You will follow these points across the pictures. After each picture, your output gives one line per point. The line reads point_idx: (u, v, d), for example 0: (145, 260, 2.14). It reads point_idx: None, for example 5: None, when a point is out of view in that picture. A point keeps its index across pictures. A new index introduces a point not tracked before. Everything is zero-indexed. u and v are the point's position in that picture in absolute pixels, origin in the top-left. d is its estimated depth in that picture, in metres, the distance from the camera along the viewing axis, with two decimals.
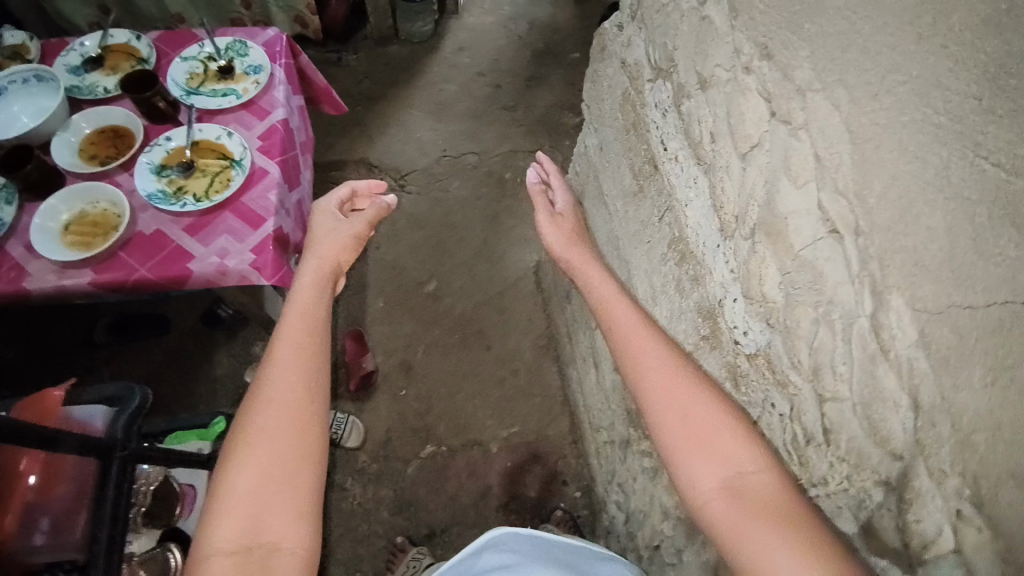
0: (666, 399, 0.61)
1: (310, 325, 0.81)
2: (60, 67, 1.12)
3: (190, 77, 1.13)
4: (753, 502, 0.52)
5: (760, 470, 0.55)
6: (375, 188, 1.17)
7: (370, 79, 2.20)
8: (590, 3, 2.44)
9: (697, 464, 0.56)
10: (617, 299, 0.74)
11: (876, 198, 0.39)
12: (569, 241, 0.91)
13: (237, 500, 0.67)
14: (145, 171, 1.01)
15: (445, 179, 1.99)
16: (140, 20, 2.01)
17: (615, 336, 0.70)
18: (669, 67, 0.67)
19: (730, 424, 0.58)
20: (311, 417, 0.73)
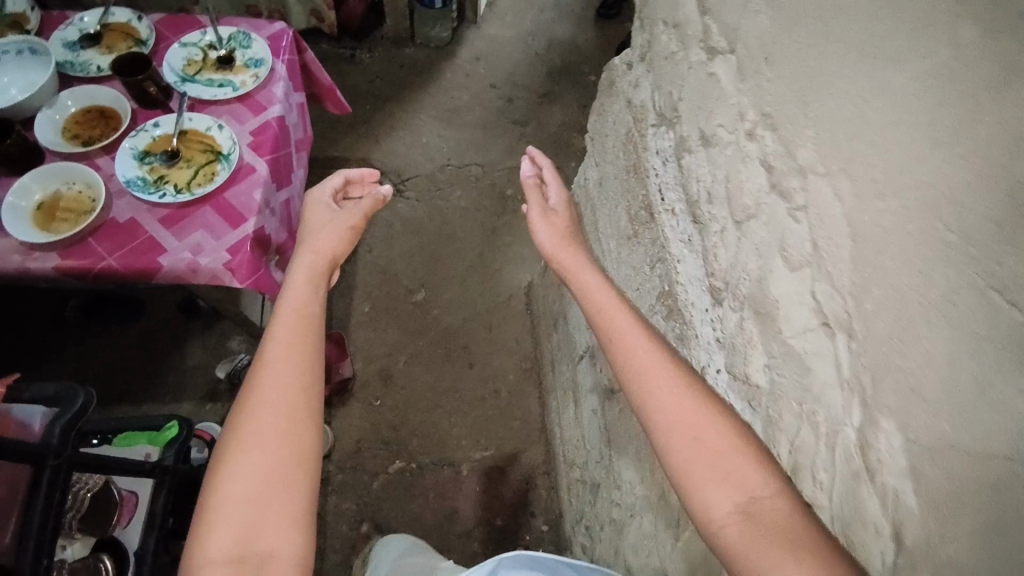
0: (663, 411, 0.53)
1: (302, 317, 0.77)
2: (55, 42, 1.09)
3: (188, 64, 1.10)
4: (768, 534, 0.44)
5: (774, 494, 0.46)
6: (370, 179, 1.13)
7: (382, 80, 2.18)
8: (611, 27, 2.43)
9: (707, 490, 0.48)
10: (609, 301, 0.65)
11: (873, 305, 0.37)
12: (561, 240, 0.84)
13: (230, 508, 0.63)
14: (127, 156, 0.97)
15: (446, 188, 1.95)
16: None
17: (607, 336, 0.62)
18: (673, 115, 0.64)
19: (736, 438, 0.49)
20: (306, 417, 0.69)
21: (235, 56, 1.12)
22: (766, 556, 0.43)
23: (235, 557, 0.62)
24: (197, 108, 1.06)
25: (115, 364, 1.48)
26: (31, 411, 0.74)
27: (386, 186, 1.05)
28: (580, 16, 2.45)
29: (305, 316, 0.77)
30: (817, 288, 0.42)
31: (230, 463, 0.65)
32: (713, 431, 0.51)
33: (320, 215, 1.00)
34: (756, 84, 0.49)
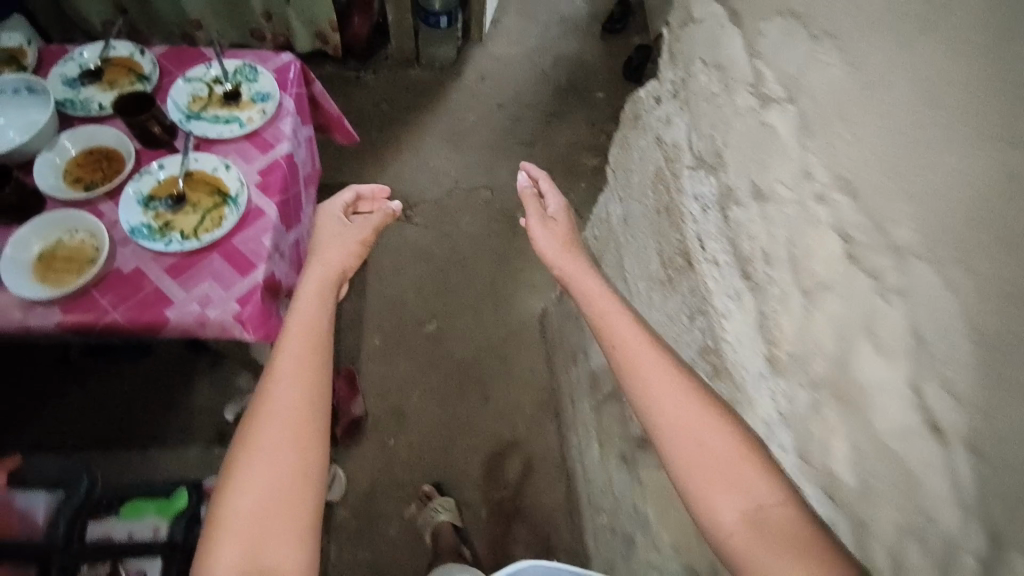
0: (675, 421, 0.57)
1: (313, 330, 0.78)
2: (54, 79, 1.05)
3: (192, 100, 1.06)
4: (778, 539, 0.49)
5: (780, 502, 0.51)
6: (377, 194, 1.12)
7: (388, 102, 2.14)
8: (617, 43, 2.40)
9: (715, 495, 0.53)
10: (616, 310, 0.70)
11: (1009, 426, 0.34)
12: (559, 245, 0.90)
13: (238, 523, 0.63)
14: (131, 202, 0.93)
15: (455, 213, 1.91)
16: (156, 22, 1.94)
17: (614, 346, 0.65)
18: (715, 162, 0.60)
19: (744, 449, 0.55)
20: (314, 432, 0.69)
21: (241, 91, 1.08)
22: (769, 555, 0.48)
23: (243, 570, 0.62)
24: (204, 149, 1.02)
25: (122, 405, 1.44)
26: (35, 499, 0.91)
27: (395, 203, 1.05)
28: (586, 33, 2.42)
29: (314, 329, 0.77)
30: (929, 389, 0.39)
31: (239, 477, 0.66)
32: (720, 442, 0.56)
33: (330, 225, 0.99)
34: (831, 141, 0.47)
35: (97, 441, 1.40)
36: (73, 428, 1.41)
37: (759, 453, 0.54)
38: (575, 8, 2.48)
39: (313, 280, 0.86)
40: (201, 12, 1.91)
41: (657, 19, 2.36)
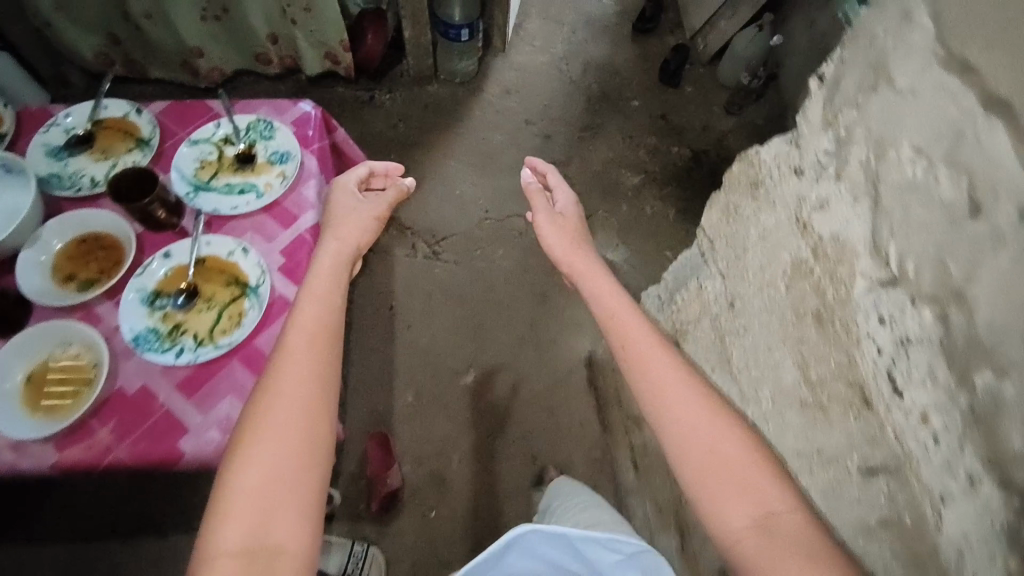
0: (685, 426, 0.64)
1: (327, 310, 0.74)
2: (34, 151, 0.90)
3: (200, 166, 0.90)
4: (786, 543, 0.53)
5: (791, 510, 0.56)
6: (391, 173, 0.94)
7: (406, 124, 1.97)
8: (651, 44, 2.18)
9: (724, 499, 0.58)
10: (631, 321, 0.77)
11: None
12: (569, 242, 0.99)
13: (245, 499, 0.60)
14: (134, 302, 0.78)
15: (487, 246, 1.74)
16: (154, 52, 1.80)
17: (629, 354, 0.73)
18: (950, 304, 0.42)
19: (754, 456, 0.60)
20: (324, 410, 0.67)
21: (257, 152, 0.92)
22: (778, 557, 0.52)
23: (244, 547, 0.58)
24: (215, 227, 0.86)
25: (141, 486, 1.32)
26: None
27: (413, 180, 0.93)
28: (615, 34, 2.21)
29: (328, 306, 0.74)
30: None
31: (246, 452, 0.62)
32: (732, 448, 0.61)
33: (342, 201, 0.88)
34: None
35: (115, 528, 1.28)
36: (89, 514, 1.29)
37: (768, 459, 0.60)
38: (601, 7, 2.27)
39: (327, 256, 0.80)
40: (200, 38, 1.76)
41: (694, 15, 2.14)
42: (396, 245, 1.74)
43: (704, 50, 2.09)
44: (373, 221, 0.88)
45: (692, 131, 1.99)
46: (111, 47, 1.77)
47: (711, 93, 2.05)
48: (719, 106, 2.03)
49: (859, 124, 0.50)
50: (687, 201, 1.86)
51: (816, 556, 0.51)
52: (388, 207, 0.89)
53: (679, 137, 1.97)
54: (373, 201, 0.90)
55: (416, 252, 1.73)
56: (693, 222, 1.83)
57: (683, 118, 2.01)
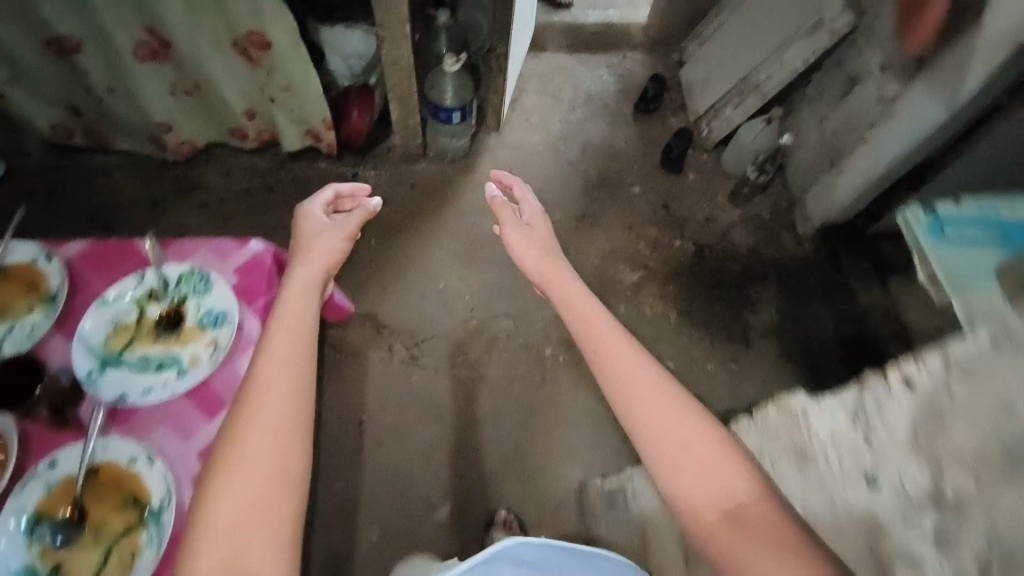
0: (660, 424, 0.83)
1: (295, 338, 0.76)
2: None
3: (113, 331, 0.77)
4: (746, 518, 0.75)
5: (754, 493, 0.77)
6: (359, 195, 1.00)
7: (389, 205, 1.83)
8: (653, 125, 2.06)
9: (700, 500, 0.77)
10: (601, 329, 0.95)
11: None
12: (536, 248, 1.15)
13: (221, 528, 0.64)
14: (10, 533, 0.67)
15: (471, 350, 1.60)
16: (117, 125, 1.68)
17: (605, 360, 0.91)
18: None
19: (717, 448, 0.81)
20: (292, 438, 0.70)
21: (186, 313, 0.79)
22: (739, 530, 0.74)
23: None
24: (116, 423, 0.73)
25: None
26: None
27: (377, 199, 0.94)
28: (616, 112, 2.09)
29: (296, 334, 0.76)
30: None
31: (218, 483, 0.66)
32: (699, 443, 0.81)
33: (314, 223, 0.92)
34: None
35: None
36: None
37: (726, 450, 0.80)
38: (603, 83, 2.16)
39: (297, 283, 0.82)
40: (169, 113, 1.63)
41: (698, 98, 2.02)
42: (371, 346, 1.60)
43: (711, 135, 1.95)
44: (343, 240, 0.91)
45: (694, 223, 1.84)
46: (71, 118, 1.65)
47: (716, 182, 1.91)
48: (723, 197, 1.88)
49: (972, 509, 0.75)
50: (687, 304, 1.71)
51: (769, 527, 0.74)
52: (354, 227, 0.93)
53: (681, 230, 1.83)
54: (344, 220, 0.93)
55: (392, 355, 1.59)
56: (694, 327, 1.68)
57: (684, 208, 1.87)
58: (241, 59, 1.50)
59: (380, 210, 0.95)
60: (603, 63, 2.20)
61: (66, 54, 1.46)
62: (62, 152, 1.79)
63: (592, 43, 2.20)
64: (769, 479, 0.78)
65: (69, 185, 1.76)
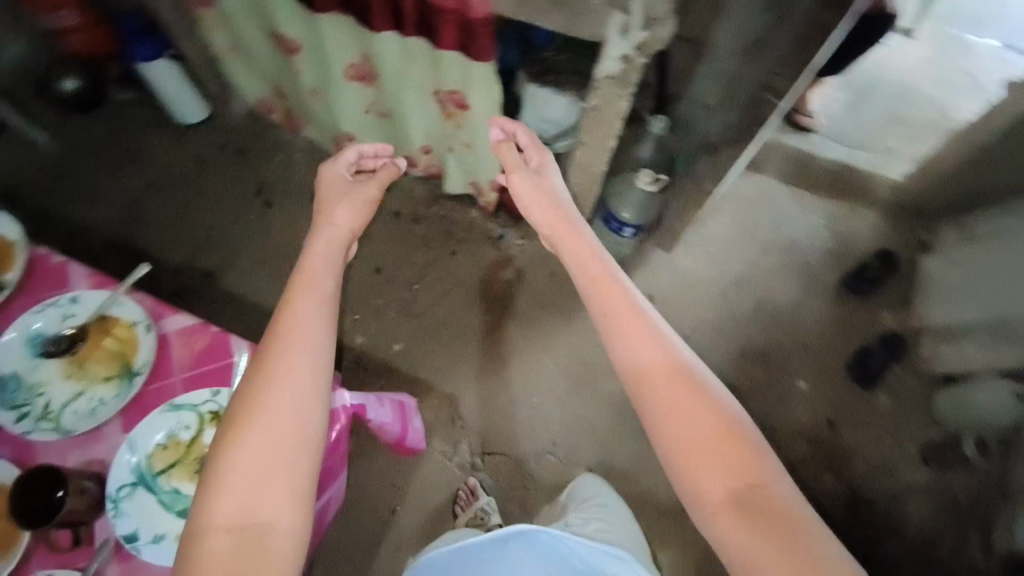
0: (662, 401, 0.70)
1: (313, 281, 0.74)
2: (12, 334, 0.72)
3: (161, 444, 0.69)
4: (759, 512, 0.63)
5: (771, 486, 0.65)
6: (380, 153, 1.01)
7: (520, 286, 1.66)
8: (860, 313, 1.63)
9: (707, 475, 0.67)
10: (609, 285, 0.81)
11: None
12: (543, 197, 0.99)
13: (239, 471, 0.61)
14: None
15: (533, 490, 1.44)
16: (311, 116, 1.66)
17: (609, 319, 0.78)
18: None
19: (722, 435, 0.68)
20: (316, 386, 0.66)
21: None
22: (746, 530, 0.63)
23: (239, 529, 0.59)
24: (117, 563, 0.65)
25: None
26: None
27: (400, 158, 1.00)
28: (816, 278, 1.68)
29: (317, 279, 0.74)
30: None
31: (237, 429, 0.62)
32: (710, 424, 0.68)
33: (339, 181, 0.93)
34: None
35: None
36: None
37: (734, 434, 0.68)
38: (814, 236, 1.73)
39: (321, 239, 0.82)
40: (352, 124, 1.59)
41: (934, 307, 1.58)
42: (435, 433, 1.49)
43: (931, 362, 1.55)
44: (368, 198, 0.92)
45: (862, 464, 1.47)
46: (275, 97, 1.65)
47: (907, 420, 1.50)
48: (913, 447, 1.48)
49: None
50: None
51: (781, 526, 0.62)
52: (375, 185, 0.95)
53: (836, 463, 1.46)
54: (366, 182, 0.95)
55: (454, 454, 1.47)
56: None
57: (857, 437, 1.49)
58: (438, 106, 1.41)
59: (402, 169, 1.00)
60: (819, 208, 1.78)
61: (283, 49, 1.42)
62: (246, 116, 1.79)
63: (820, 182, 1.78)
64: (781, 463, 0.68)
65: (252, 155, 1.76)
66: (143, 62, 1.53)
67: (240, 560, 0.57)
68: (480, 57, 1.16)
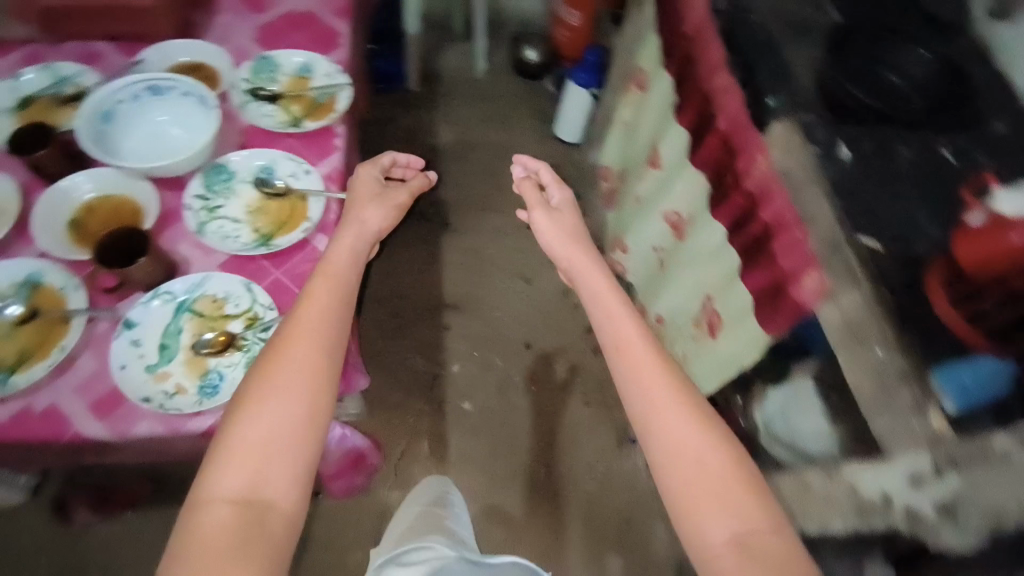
0: (665, 423, 0.61)
1: (333, 276, 0.67)
2: (259, 155, 0.86)
3: (213, 296, 0.73)
4: (766, 566, 0.52)
5: (775, 534, 0.55)
6: (412, 165, 0.90)
7: (589, 495, 1.36)
8: None
9: (707, 517, 0.56)
10: (620, 313, 0.71)
11: None
12: (569, 237, 0.86)
13: (249, 447, 0.54)
14: (29, 267, 0.70)
15: None
16: (617, 206, 1.60)
17: (614, 342, 0.69)
18: None
19: (727, 475, 0.58)
20: (324, 369, 0.59)
21: (226, 357, 0.70)
22: None
23: (245, 500, 0.52)
24: (105, 328, 0.69)
25: None
26: None
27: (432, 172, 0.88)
28: None
29: (339, 276, 0.67)
30: None
31: (250, 406, 0.56)
32: (718, 463, 0.59)
33: (370, 184, 0.82)
34: None
35: None
36: None
37: (742, 464, 0.59)
38: None
39: (349, 234, 0.73)
40: (633, 241, 1.46)
41: None
42: (396, 490, 1.33)
43: None
44: (399, 204, 0.82)
45: None
46: (615, 174, 1.63)
47: None
48: None
49: None
50: None
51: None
52: (409, 193, 0.84)
53: None
54: (396, 187, 0.83)
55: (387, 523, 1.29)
56: None
57: None
58: (697, 308, 1.20)
59: (435, 179, 0.88)
60: None
61: (649, 154, 1.38)
62: (588, 160, 1.86)
63: None
64: (786, 516, 0.57)
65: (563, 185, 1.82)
66: (576, 85, 1.74)
67: (239, 534, 0.51)
68: (764, 321, 0.96)
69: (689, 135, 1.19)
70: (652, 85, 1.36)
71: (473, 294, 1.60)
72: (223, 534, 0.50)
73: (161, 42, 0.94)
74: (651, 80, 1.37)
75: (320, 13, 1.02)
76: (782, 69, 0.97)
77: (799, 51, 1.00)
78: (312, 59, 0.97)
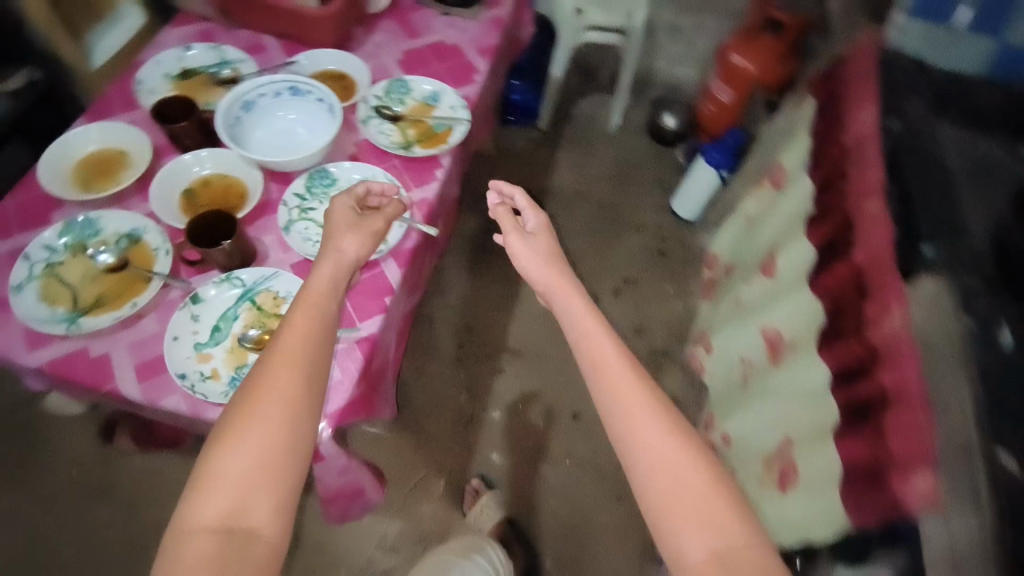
0: (632, 422, 0.56)
1: (311, 304, 0.63)
2: (362, 168, 0.88)
3: (273, 292, 0.75)
4: None
5: (751, 547, 0.50)
6: (387, 189, 0.80)
7: None
8: None
9: (683, 531, 0.51)
10: (582, 314, 0.64)
11: None
12: (546, 262, 0.72)
13: (230, 479, 0.52)
14: (136, 223, 0.77)
15: None
16: (714, 301, 1.46)
17: (583, 340, 0.62)
18: None
19: (702, 482, 0.53)
20: (304, 395, 0.57)
21: None
22: None
23: (225, 528, 0.50)
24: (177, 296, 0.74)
25: None
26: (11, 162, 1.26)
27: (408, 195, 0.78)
28: None
29: (321, 304, 0.64)
30: None
31: (229, 437, 0.54)
32: (695, 475, 0.53)
33: (345, 215, 0.73)
34: None
35: None
36: None
37: (711, 464, 0.54)
38: None
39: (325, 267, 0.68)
40: (721, 344, 1.32)
41: None
42: (400, 519, 1.29)
43: None
44: (374, 231, 0.74)
45: None
46: (721, 267, 1.50)
47: None
48: None
49: None
50: None
51: None
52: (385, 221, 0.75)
53: None
54: (370, 215, 0.75)
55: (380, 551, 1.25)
56: None
57: None
58: (770, 448, 1.04)
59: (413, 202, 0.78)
60: None
61: (764, 259, 1.24)
62: (698, 241, 1.74)
63: None
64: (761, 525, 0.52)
65: (664, 260, 1.71)
66: (705, 163, 1.63)
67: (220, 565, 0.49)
68: (849, 501, 0.78)
69: (815, 253, 1.05)
70: (788, 187, 1.23)
71: (537, 344, 1.55)
72: (206, 565, 0.49)
73: (316, 48, 1.01)
74: (789, 182, 1.24)
75: (464, 49, 1.05)
76: (948, 217, 0.82)
77: (979, 201, 0.85)
78: (441, 89, 0.99)
